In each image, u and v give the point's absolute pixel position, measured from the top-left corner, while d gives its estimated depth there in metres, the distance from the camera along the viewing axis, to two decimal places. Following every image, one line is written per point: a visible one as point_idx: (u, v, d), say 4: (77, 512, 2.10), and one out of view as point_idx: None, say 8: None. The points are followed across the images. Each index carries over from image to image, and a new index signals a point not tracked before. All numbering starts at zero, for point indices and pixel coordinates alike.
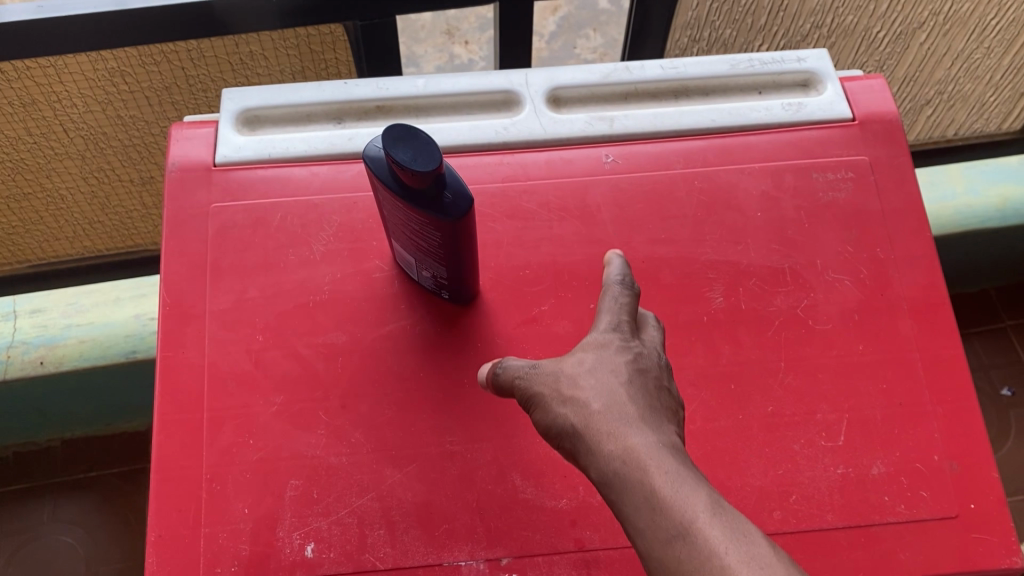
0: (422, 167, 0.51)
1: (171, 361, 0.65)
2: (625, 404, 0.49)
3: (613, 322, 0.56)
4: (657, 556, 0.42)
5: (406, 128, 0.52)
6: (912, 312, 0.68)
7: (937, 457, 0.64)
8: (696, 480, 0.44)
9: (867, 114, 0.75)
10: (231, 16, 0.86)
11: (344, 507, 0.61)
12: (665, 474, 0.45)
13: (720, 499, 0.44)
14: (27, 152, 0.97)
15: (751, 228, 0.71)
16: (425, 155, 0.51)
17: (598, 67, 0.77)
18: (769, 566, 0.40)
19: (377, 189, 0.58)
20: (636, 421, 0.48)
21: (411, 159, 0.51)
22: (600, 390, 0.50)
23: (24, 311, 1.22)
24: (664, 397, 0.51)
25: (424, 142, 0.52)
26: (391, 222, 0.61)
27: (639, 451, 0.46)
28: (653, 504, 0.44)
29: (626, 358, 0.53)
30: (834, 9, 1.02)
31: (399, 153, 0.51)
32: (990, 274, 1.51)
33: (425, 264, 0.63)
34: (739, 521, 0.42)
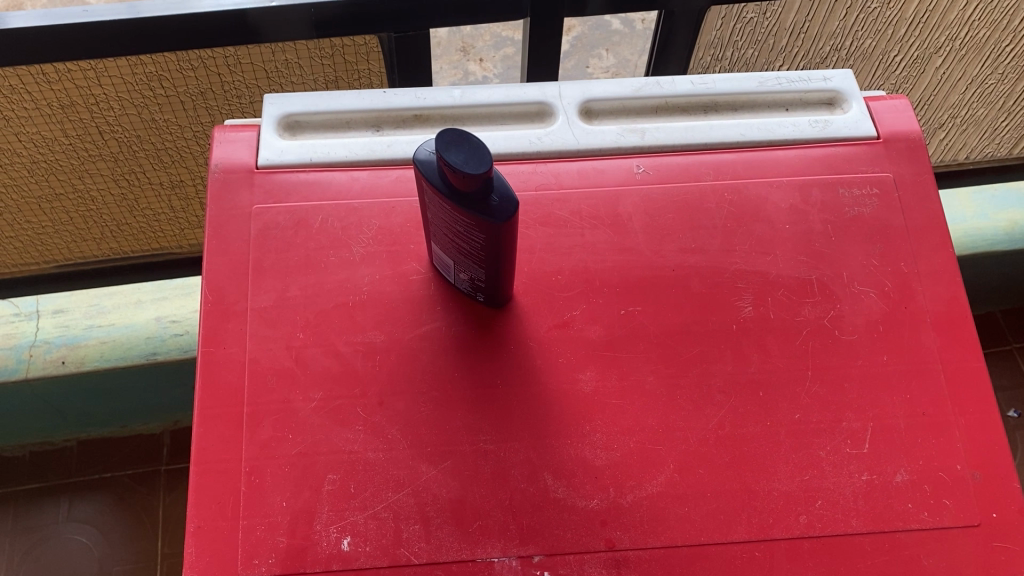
0: (473, 170, 0.53)
1: (213, 357, 0.66)
2: None
3: None
4: None
5: (460, 133, 0.54)
6: (935, 325, 0.70)
7: (959, 466, 0.65)
8: None
9: (892, 132, 0.77)
10: (270, 25, 0.88)
11: (380, 501, 0.63)
12: None
13: None
14: (61, 153, 0.99)
15: (779, 240, 0.73)
16: (476, 159, 0.53)
17: (629, 81, 0.79)
18: None
19: (425, 191, 0.60)
20: None
21: (462, 161, 0.53)
22: None
23: (47, 311, 1.24)
24: None
25: (476, 146, 0.54)
26: (435, 224, 0.63)
27: None
28: None
29: None
30: (854, 32, 1.05)
31: (452, 156, 0.53)
32: (998, 296, 1.53)
33: (465, 267, 0.65)
34: None
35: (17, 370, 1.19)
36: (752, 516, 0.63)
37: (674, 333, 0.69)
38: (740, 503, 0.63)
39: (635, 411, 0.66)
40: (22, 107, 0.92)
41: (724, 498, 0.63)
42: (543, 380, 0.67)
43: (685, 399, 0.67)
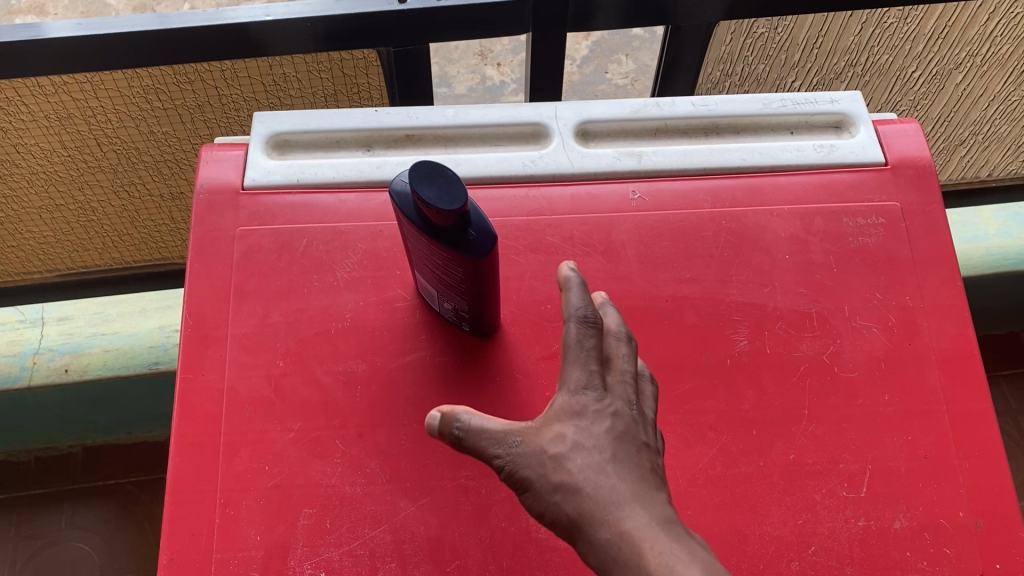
0: (447, 206, 0.51)
1: (191, 384, 0.65)
2: (616, 487, 0.47)
3: (582, 377, 0.50)
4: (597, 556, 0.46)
5: (434, 165, 0.52)
6: (940, 362, 0.67)
7: (962, 513, 0.62)
8: (647, 499, 0.47)
9: (900, 158, 0.74)
10: (266, 38, 0.87)
11: (356, 538, 0.61)
12: (626, 516, 0.46)
13: (668, 515, 0.46)
14: (60, 165, 0.99)
15: (779, 271, 0.70)
16: (450, 194, 0.51)
17: (628, 102, 0.77)
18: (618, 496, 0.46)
19: (401, 220, 0.58)
20: (629, 500, 0.46)
21: (436, 196, 0.51)
22: (592, 474, 0.47)
23: (52, 318, 1.20)
24: (642, 464, 0.48)
25: (451, 179, 0.52)
26: (415, 253, 0.61)
27: (635, 529, 0.45)
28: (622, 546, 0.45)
29: (603, 425, 0.49)
30: (870, 47, 1.01)
31: (425, 190, 0.51)
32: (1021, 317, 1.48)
33: (447, 297, 0.63)
34: (652, 504, 0.46)
35: (20, 377, 1.15)
36: (741, 561, 0.60)
37: (666, 367, 0.66)
38: (730, 547, 0.61)
39: None
40: (18, 119, 0.91)
41: (713, 541, 0.61)
42: (527, 413, 0.65)
43: (676, 437, 0.64)
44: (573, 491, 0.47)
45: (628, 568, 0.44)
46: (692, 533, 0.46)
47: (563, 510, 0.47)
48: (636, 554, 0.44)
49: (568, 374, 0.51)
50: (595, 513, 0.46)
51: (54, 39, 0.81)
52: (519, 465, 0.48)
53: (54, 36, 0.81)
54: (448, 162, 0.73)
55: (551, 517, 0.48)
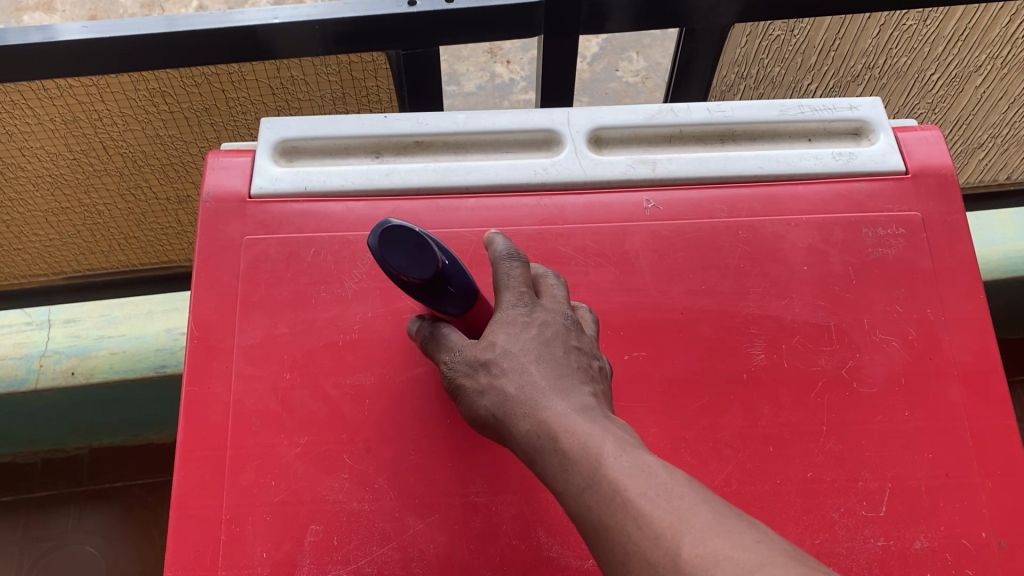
0: (415, 275, 0.51)
1: (196, 397, 0.64)
2: (535, 381, 0.54)
3: (512, 298, 0.57)
4: (523, 445, 0.52)
5: (404, 229, 0.51)
6: (962, 378, 0.65)
7: (984, 533, 0.61)
8: (565, 389, 0.53)
9: (921, 167, 0.73)
10: (274, 41, 0.85)
11: (364, 555, 0.60)
12: (541, 402, 0.52)
13: (586, 402, 0.52)
14: (65, 168, 0.98)
15: (796, 282, 0.68)
16: (420, 262, 0.51)
17: (641, 108, 0.75)
18: (536, 389, 0.53)
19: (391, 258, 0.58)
20: (547, 391, 0.53)
21: (406, 265, 0.51)
22: (514, 371, 0.54)
23: (59, 320, 1.20)
24: (567, 366, 0.55)
25: (421, 244, 0.51)
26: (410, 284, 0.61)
27: (549, 416, 0.51)
28: (539, 431, 0.51)
29: (529, 334, 0.56)
30: (887, 50, 0.99)
31: (395, 258, 0.51)
32: None
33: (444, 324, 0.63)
34: (569, 394, 0.53)
35: (27, 379, 1.16)
36: None
37: (681, 381, 0.65)
38: None
39: None
40: (24, 122, 0.90)
41: None
42: None
43: (690, 454, 0.62)
44: (499, 387, 0.54)
45: (542, 450, 0.50)
46: (608, 418, 0.52)
47: (491, 405, 0.55)
48: (543, 434, 0.51)
49: (500, 297, 0.58)
50: (514, 404, 0.53)
51: (62, 42, 0.80)
52: (460, 370, 0.57)
53: (63, 39, 0.80)
54: (458, 169, 0.72)
55: (483, 411, 0.55)
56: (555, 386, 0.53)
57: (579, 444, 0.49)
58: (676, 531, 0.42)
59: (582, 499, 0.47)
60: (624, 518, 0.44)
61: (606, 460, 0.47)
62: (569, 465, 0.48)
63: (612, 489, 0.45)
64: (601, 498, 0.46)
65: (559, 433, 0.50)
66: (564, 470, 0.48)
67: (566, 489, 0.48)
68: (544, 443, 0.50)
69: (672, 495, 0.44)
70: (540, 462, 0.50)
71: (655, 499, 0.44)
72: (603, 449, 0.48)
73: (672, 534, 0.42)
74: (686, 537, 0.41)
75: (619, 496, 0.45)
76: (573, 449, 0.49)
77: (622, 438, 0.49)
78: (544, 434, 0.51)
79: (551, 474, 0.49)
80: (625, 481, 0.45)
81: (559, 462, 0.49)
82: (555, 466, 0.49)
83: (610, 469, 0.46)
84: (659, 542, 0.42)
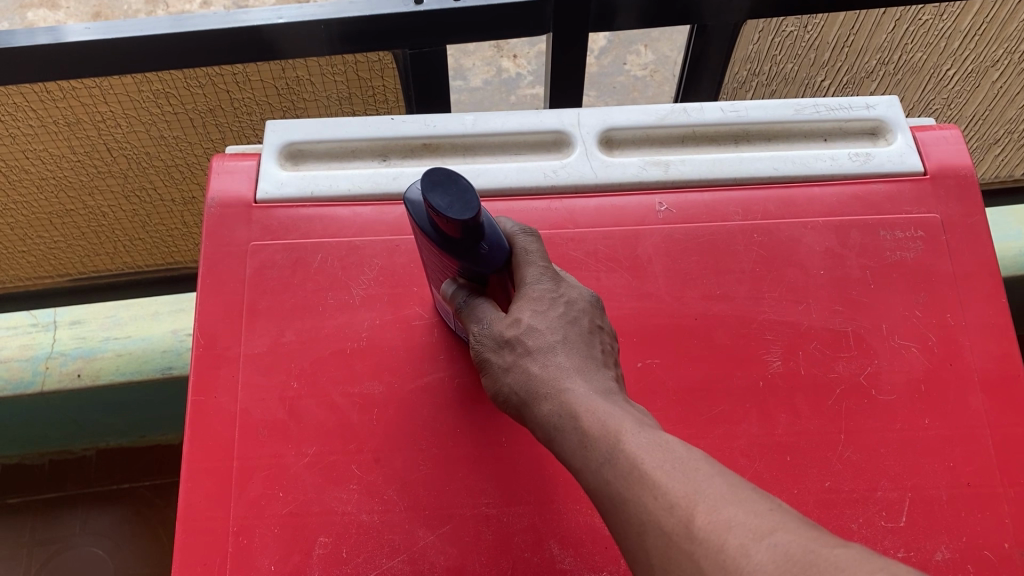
0: (458, 216, 0.48)
1: (202, 406, 0.63)
2: (559, 362, 0.54)
3: (536, 274, 0.57)
4: (544, 424, 0.53)
5: (446, 173, 0.49)
6: (983, 384, 0.64)
7: (1008, 544, 0.59)
8: (588, 372, 0.54)
9: (940, 167, 0.71)
10: (280, 41, 0.84)
11: (373, 568, 0.59)
12: (566, 384, 0.53)
13: (607, 387, 0.54)
14: (69, 170, 0.97)
15: (813, 287, 0.67)
16: (463, 203, 0.48)
17: (653, 108, 0.74)
18: (562, 370, 0.54)
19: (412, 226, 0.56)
20: (571, 373, 0.54)
21: (449, 205, 0.48)
22: (539, 350, 0.55)
23: (64, 323, 1.16)
24: (589, 348, 0.56)
25: (463, 189, 0.49)
26: (427, 263, 0.59)
27: (573, 398, 0.52)
28: (562, 412, 0.52)
29: (553, 312, 0.56)
30: (903, 45, 0.98)
31: (437, 199, 0.48)
32: None
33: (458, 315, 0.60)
34: (592, 378, 0.54)
35: (32, 382, 1.11)
36: None
37: (696, 389, 0.63)
38: None
39: None
40: (27, 125, 0.89)
41: None
42: None
43: None
44: (525, 364, 0.55)
45: (563, 429, 0.51)
46: (629, 403, 0.53)
47: (515, 381, 0.55)
48: (569, 413, 0.51)
49: (523, 273, 0.57)
50: (538, 384, 0.54)
51: (70, 43, 0.79)
52: (485, 343, 0.57)
53: (70, 40, 0.79)
54: (467, 172, 0.71)
55: (506, 387, 0.56)
56: (579, 368, 0.54)
57: (603, 427, 0.49)
58: (691, 500, 0.43)
59: (600, 474, 0.48)
60: (640, 494, 0.45)
61: (629, 442, 0.48)
62: (590, 446, 0.49)
63: (632, 469, 0.46)
64: (619, 473, 0.47)
65: (582, 415, 0.51)
66: (583, 447, 0.49)
67: (585, 465, 0.49)
68: (568, 425, 0.51)
69: (688, 468, 0.45)
70: (561, 441, 0.51)
71: (671, 473, 0.45)
72: (626, 431, 0.49)
73: (688, 505, 0.43)
74: (699, 506, 0.43)
75: (637, 471, 0.46)
76: (596, 432, 0.49)
77: (644, 422, 0.50)
78: (568, 415, 0.51)
79: (572, 451, 0.50)
80: (643, 456, 0.46)
81: (581, 445, 0.50)
82: (577, 444, 0.50)
83: (634, 451, 0.47)
84: (673, 512, 0.43)
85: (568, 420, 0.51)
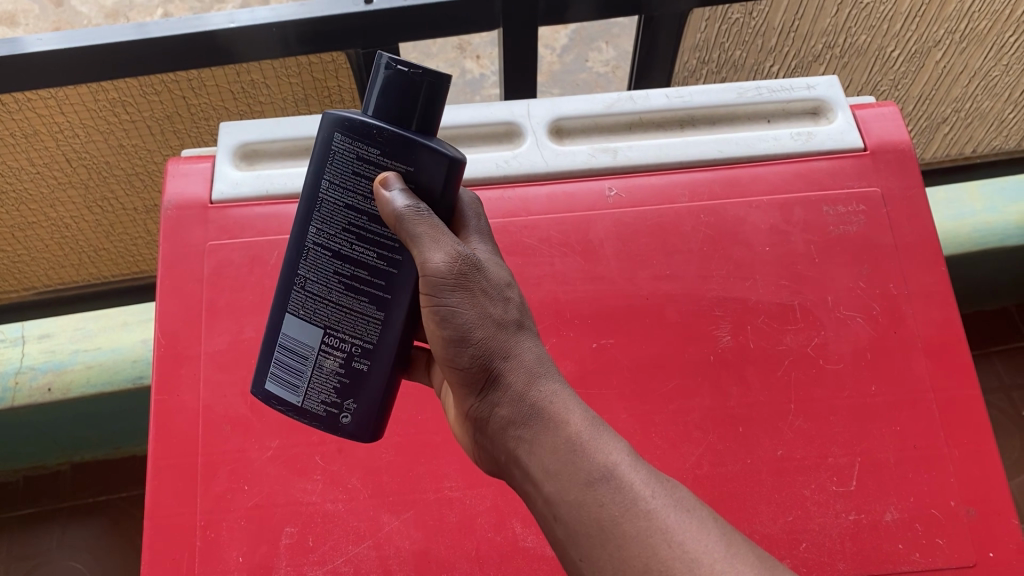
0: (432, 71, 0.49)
1: (165, 405, 0.64)
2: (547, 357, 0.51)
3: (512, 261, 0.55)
4: (530, 404, 0.48)
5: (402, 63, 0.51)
6: (926, 350, 0.66)
7: (954, 502, 0.61)
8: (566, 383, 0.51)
9: (879, 143, 0.73)
10: (235, 46, 0.85)
11: (340, 555, 0.60)
12: (560, 381, 0.49)
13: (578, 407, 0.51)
14: (30, 182, 0.97)
15: (759, 263, 0.69)
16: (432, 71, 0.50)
17: (601, 97, 0.76)
18: (554, 370, 0.50)
19: (335, 152, 0.51)
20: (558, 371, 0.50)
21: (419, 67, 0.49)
22: (529, 334, 0.51)
23: (33, 336, 1.12)
24: None
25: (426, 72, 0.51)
26: (326, 235, 0.52)
27: (570, 395, 0.48)
28: (558, 402, 0.47)
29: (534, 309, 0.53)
30: (846, 29, 1.00)
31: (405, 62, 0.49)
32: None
33: (342, 322, 0.53)
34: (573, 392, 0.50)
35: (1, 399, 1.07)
36: None
37: (649, 366, 0.65)
38: None
39: None
40: None
41: None
42: None
43: (661, 437, 0.63)
44: (511, 333, 0.50)
45: (549, 421, 0.47)
46: None
47: (493, 344, 0.50)
48: (562, 407, 0.47)
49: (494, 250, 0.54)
50: (529, 361, 0.49)
51: (29, 54, 0.80)
52: (467, 281, 0.50)
53: (29, 51, 0.80)
54: None
55: (474, 342, 0.50)
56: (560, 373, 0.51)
57: (609, 445, 0.45)
58: (713, 559, 0.39)
59: (591, 491, 0.43)
60: (648, 535, 0.40)
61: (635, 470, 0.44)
62: (591, 457, 0.44)
63: (641, 503, 0.42)
64: (621, 502, 0.42)
65: (579, 420, 0.46)
66: (574, 453, 0.44)
67: (571, 473, 0.44)
68: (561, 420, 0.46)
69: (699, 514, 0.41)
70: (537, 432, 0.47)
71: (683, 516, 0.41)
72: (630, 458, 0.44)
73: (707, 564, 0.39)
74: (719, 564, 0.39)
75: (644, 508, 0.41)
76: (599, 447, 0.44)
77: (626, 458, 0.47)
78: (566, 408, 0.47)
79: (552, 451, 0.45)
80: (655, 495, 0.42)
81: (577, 451, 0.45)
82: (567, 446, 0.45)
83: (644, 481, 0.43)
84: (690, 564, 0.39)
85: (561, 415, 0.47)
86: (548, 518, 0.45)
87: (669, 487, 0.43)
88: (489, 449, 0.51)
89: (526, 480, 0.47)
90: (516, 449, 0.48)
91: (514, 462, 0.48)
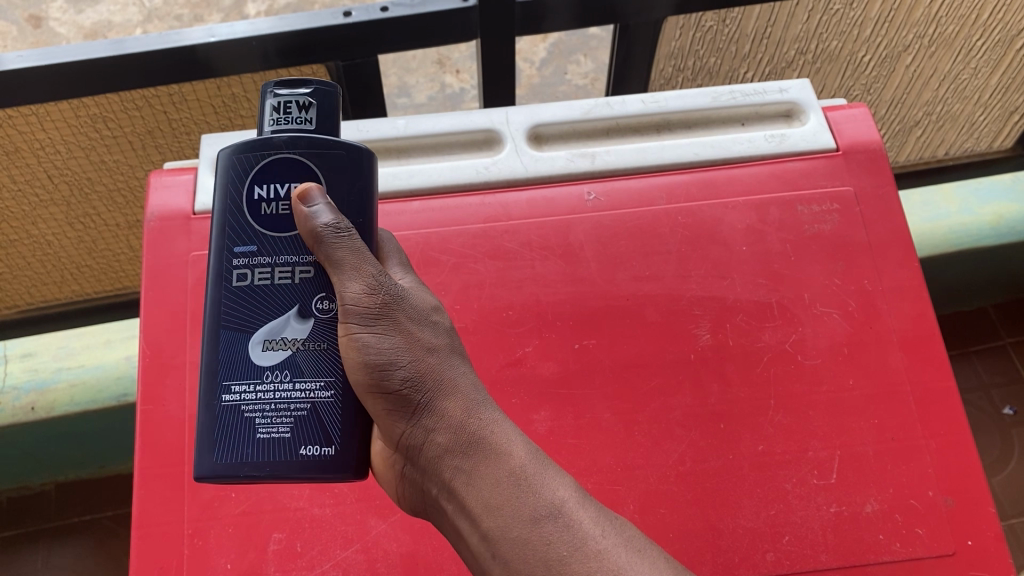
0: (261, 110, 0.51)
1: (151, 415, 0.64)
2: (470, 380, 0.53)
3: None
4: (465, 436, 0.50)
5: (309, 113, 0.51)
6: (902, 343, 0.67)
7: (932, 492, 0.62)
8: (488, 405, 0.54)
9: (851, 144, 0.75)
10: (215, 60, 0.86)
11: (328, 559, 0.60)
12: (488, 407, 0.52)
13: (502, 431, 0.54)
14: (11, 200, 0.98)
15: (736, 262, 0.70)
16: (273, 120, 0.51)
17: (577, 104, 0.77)
18: (481, 398, 0.52)
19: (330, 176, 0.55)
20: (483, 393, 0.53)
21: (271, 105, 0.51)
22: (451, 358, 0.53)
23: (15, 355, 1.09)
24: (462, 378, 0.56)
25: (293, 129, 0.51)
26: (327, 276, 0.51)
27: (500, 425, 0.51)
28: (491, 435, 0.50)
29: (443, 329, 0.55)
30: (818, 34, 1.02)
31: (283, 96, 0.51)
32: (1001, 292, 1.37)
33: None
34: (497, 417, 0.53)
35: None
36: (717, 556, 0.60)
37: (631, 365, 0.66)
38: (705, 542, 0.60)
39: (592, 450, 0.63)
40: None
41: (688, 537, 0.60)
42: None
43: (644, 435, 0.63)
44: (439, 356, 0.52)
45: (485, 452, 0.49)
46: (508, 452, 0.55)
47: (424, 370, 0.51)
48: (503, 437, 0.50)
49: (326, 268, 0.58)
50: (452, 389, 0.52)
51: (6, 71, 0.81)
52: (386, 309, 0.51)
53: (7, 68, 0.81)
54: (402, 173, 0.73)
55: (401, 368, 0.51)
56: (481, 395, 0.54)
57: (552, 478, 0.49)
58: None
59: (539, 528, 0.47)
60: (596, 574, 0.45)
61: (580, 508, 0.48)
62: (536, 490, 0.48)
63: (591, 543, 0.46)
64: (569, 542, 0.46)
65: (520, 452, 0.49)
66: (520, 490, 0.48)
67: (516, 508, 0.47)
68: (500, 453, 0.49)
69: (642, 550, 0.47)
70: (476, 462, 0.49)
71: (629, 554, 0.46)
72: (573, 495, 0.48)
73: None
74: None
75: (595, 549, 0.46)
76: (543, 483, 0.48)
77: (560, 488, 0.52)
78: (502, 439, 0.50)
79: (494, 484, 0.48)
80: (604, 536, 0.47)
81: (521, 485, 0.48)
82: (511, 480, 0.48)
83: (591, 521, 0.47)
84: None
85: (498, 447, 0.49)
86: (487, 555, 0.48)
87: (616, 526, 0.48)
88: (415, 478, 0.53)
89: (461, 511, 0.49)
90: (453, 479, 0.50)
91: (448, 492, 0.50)
